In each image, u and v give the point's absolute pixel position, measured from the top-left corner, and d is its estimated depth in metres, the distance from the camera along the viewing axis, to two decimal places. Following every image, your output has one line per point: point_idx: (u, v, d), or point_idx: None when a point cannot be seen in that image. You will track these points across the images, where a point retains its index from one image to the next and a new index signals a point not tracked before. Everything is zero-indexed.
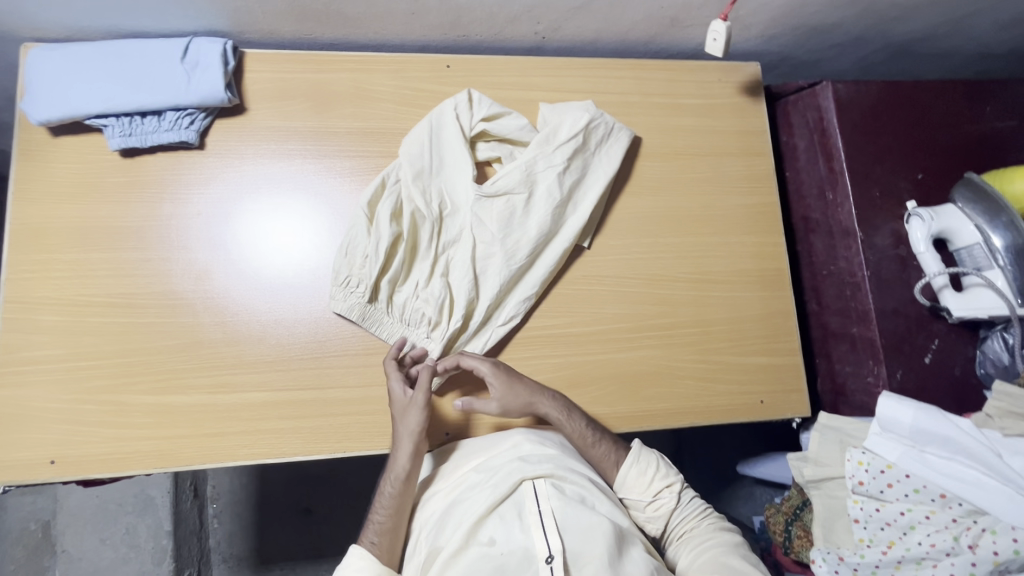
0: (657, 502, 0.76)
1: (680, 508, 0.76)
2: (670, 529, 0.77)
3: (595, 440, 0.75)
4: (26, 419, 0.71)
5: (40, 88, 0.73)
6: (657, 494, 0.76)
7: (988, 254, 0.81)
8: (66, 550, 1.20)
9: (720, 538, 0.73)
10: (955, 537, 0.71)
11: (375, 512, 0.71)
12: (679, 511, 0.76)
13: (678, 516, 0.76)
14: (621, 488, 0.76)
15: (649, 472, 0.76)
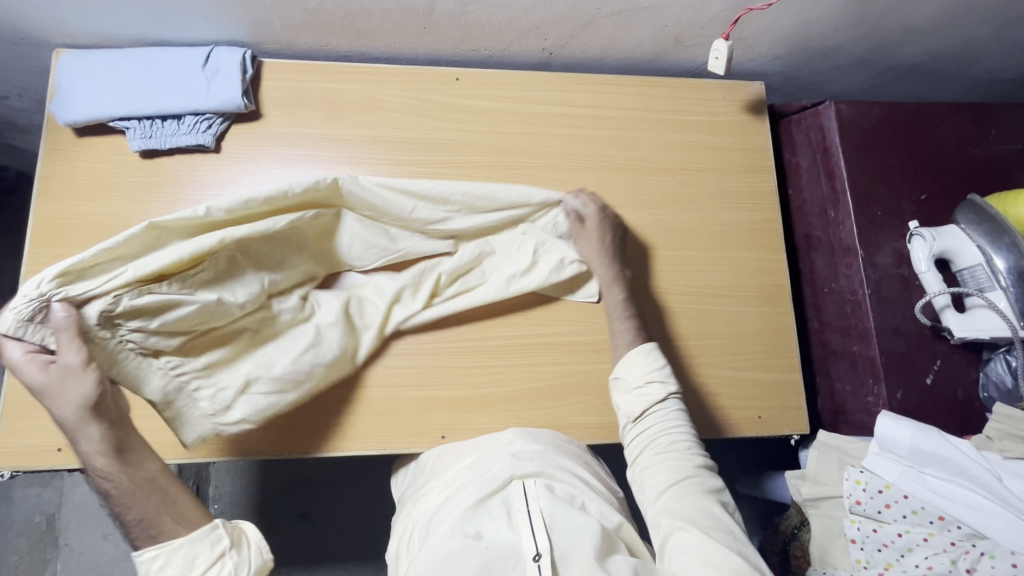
0: (646, 390, 0.73)
1: (665, 409, 0.73)
2: (642, 423, 0.73)
3: (622, 313, 0.80)
4: (36, 407, 0.74)
5: (69, 91, 0.78)
6: (648, 383, 0.74)
7: (990, 275, 0.80)
8: (69, 543, 1.22)
9: (698, 481, 0.68)
10: (954, 560, 0.69)
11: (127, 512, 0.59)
12: (661, 412, 0.73)
13: (658, 420, 0.72)
14: (618, 368, 0.76)
15: (652, 364, 0.75)
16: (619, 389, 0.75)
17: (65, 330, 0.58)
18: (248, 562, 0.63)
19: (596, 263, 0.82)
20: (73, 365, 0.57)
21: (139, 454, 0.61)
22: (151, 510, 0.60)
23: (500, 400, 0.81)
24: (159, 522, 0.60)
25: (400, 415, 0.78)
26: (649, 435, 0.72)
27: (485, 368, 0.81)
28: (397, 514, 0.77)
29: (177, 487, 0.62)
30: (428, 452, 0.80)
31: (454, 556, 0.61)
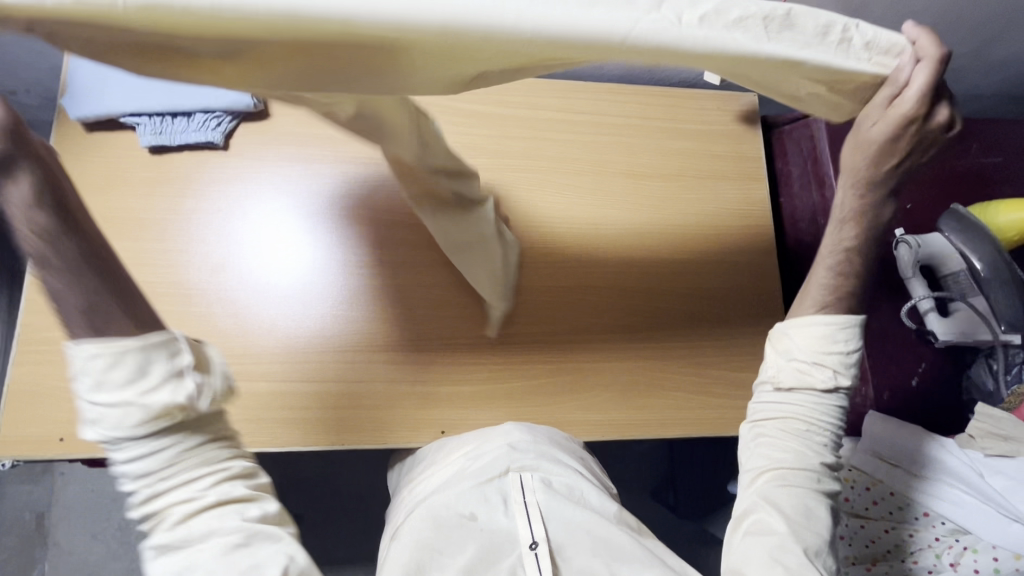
0: (809, 369, 0.66)
1: (819, 399, 0.66)
2: (788, 392, 0.67)
3: (839, 260, 0.67)
4: (39, 397, 0.74)
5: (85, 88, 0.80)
6: (817, 363, 0.65)
7: (973, 282, 0.84)
8: (58, 542, 1.21)
9: (811, 469, 0.64)
10: (937, 555, 0.73)
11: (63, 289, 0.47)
12: (813, 397, 0.66)
13: (808, 397, 0.66)
14: (790, 326, 0.68)
15: (833, 344, 0.66)
16: (783, 344, 0.68)
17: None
18: (213, 396, 0.52)
19: (857, 183, 0.63)
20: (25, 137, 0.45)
21: (84, 227, 0.49)
22: (75, 285, 0.47)
23: (499, 396, 0.82)
24: (87, 306, 0.48)
25: (403, 408, 0.80)
26: (789, 409, 0.67)
27: (483, 365, 0.83)
28: (393, 501, 0.78)
29: (123, 291, 0.50)
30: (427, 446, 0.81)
31: (448, 533, 0.63)
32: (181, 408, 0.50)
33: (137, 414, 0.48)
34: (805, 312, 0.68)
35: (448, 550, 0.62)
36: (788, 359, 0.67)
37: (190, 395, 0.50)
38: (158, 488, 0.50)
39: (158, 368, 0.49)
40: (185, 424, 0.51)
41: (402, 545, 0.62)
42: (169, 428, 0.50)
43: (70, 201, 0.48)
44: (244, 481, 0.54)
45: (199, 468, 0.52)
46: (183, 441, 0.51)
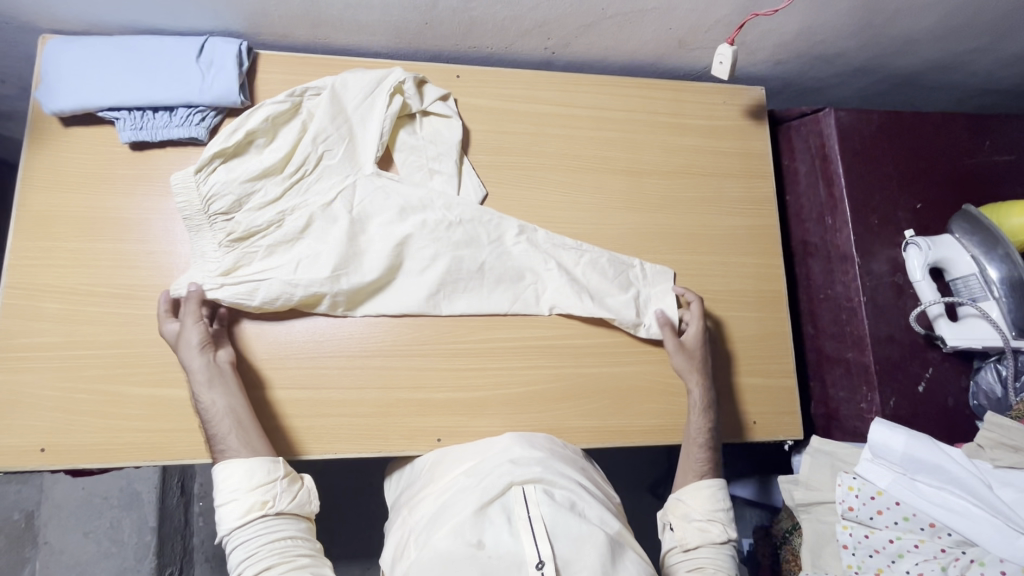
0: (706, 526, 0.77)
1: (719, 549, 0.76)
2: (695, 551, 0.76)
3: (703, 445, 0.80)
4: (17, 405, 0.71)
5: (57, 78, 0.75)
6: (710, 520, 0.78)
7: (983, 285, 0.81)
8: (48, 542, 1.19)
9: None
10: (944, 567, 0.71)
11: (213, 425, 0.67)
12: (716, 549, 0.76)
13: (713, 556, 0.76)
14: (683, 494, 0.79)
15: (717, 502, 0.79)
16: (678, 510, 0.79)
17: (191, 300, 0.70)
18: (293, 497, 0.67)
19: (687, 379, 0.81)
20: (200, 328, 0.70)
21: (227, 378, 0.69)
22: (228, 427, 0.67)
23: (496, 403, 0.80)
24: (230, 438, 0.67)
25: (396, 417, 0.77)
26: (698, 569, 0.75)
27: (480, 371, 0.80)
28: (392, 520, 0.76)
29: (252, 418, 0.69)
30: (423, 456, 0.79)
31: (453, 560, 0.61)
32: (267, 504, 0.65)
33: (238, 507, 0.64)
34: (690, 479, 0.80)
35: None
36: (687, 522, 0.78)
37: (274, 495, 0.66)
38: (247, 570, 0.63)
39: (249, 475, 0.65)
40: (270, 516, 0.65)
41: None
42: (258, 521, 0.65)
43: (219, 363, 0.70)
44: (313, 567, 0.65)
45: (278, 554, 0.64)
46: (270, 531, 0.64)
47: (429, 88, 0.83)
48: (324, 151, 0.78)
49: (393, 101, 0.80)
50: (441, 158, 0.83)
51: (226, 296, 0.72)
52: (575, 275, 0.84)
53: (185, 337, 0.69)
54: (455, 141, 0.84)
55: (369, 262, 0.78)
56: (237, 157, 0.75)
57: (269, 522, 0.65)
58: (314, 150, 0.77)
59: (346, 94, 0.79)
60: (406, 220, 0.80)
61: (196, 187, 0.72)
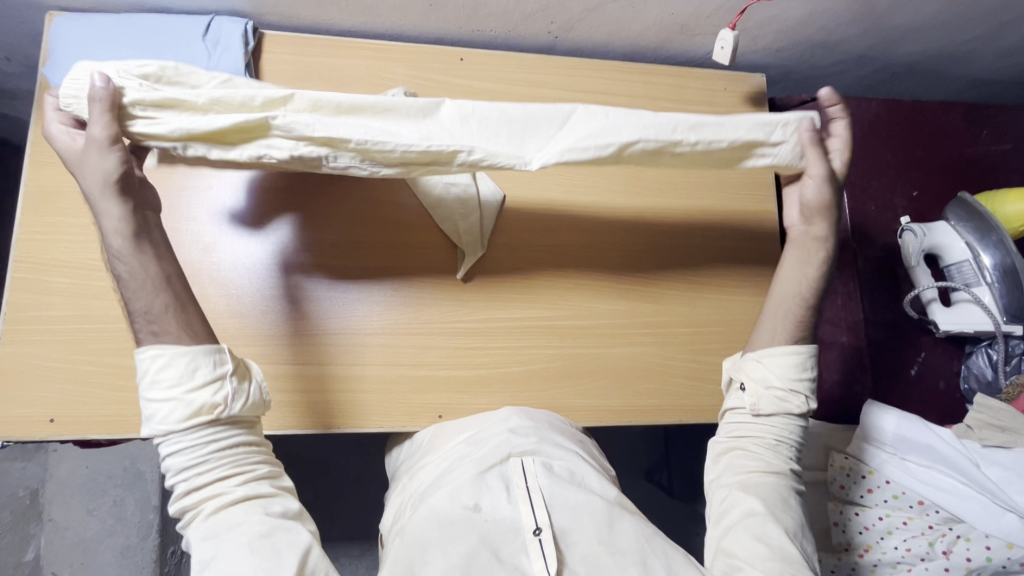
0: (784, 397, 0.69)
1: (791, 419, 0.70)
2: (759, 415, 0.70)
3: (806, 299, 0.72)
4: (27, 377, 0.72)
5: (64, 54, 0.75)
6: (790, 391, 0.69)
7: (976, 271, 0.83)
8: (53, 518, 1.21)
9: (777, 489, 0.66)
10: (931, 542, 0.73)
11: (134, 299, 0.57)
12: (789, 420, 0.70)
13: (781, 424, 0.70)
14: (766, 354, 0.71)
15: (802, 372, 0.70)
16: (758, 371, 0.71)
17: (100, 102, 0.56)
18: (246, 398, 0.59)
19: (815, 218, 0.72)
20: (101, 138, 0.56)
21: (152, 238, 0.59)
22: (161, 304, 0.57)
23: (497, 380, 0.81)
24: (165, 321, 0.57)
25: (400, 392, 0.79)
26: (755, 437, 0.70)
27: (482, 349, 0.82)
28: (393, 487, 0.78)
29: (189, 293, 0.60)
30: (423, 431, 0.80)
31: (451, 523, 0.62)
32: (217, 409, 0.57)
33: (183, 410, 0.55)
34: (780, 341, 0.71)
35: (451, 544, 0.61)
36: (766, 387, 0.71)
37: (226, 397, 0.57)
38: (193, 480, 0.56)
39: (196, 372, 0.56)
40: (219, 422, 0.57)
41: (412, 542, 0.61)
42: (206, 427, 0.56)
43: (143, 217, 0.59)
44: (269, 478, 0.60)
45: (231, 463, 0.57)
46: (219, 437, 0.57)
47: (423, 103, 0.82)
48: None
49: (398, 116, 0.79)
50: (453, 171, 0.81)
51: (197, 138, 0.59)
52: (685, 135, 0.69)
53: (91, 162, 0.57)
54: None
55: (371, 126, 0.63)
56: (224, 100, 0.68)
57: (219, 426, 0.57)
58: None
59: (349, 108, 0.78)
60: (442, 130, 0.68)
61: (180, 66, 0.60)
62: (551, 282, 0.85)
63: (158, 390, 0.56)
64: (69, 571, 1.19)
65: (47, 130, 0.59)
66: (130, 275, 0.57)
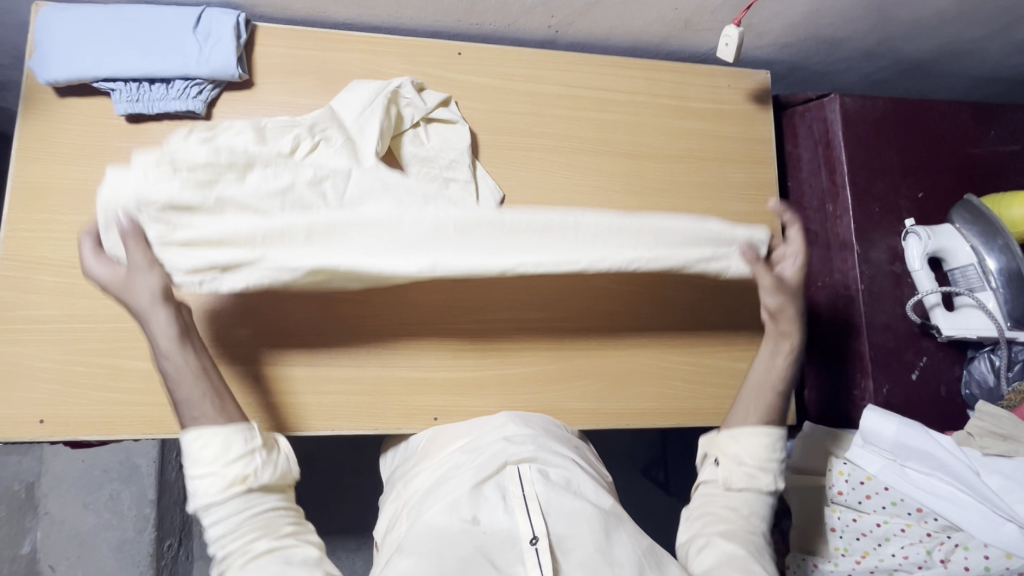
0: (754, 475, 0.69)
1: (762, 498, 0.69)
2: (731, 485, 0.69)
3: (772, 385, 0.72)
4: (17, 377, 0.71)
5: (52, 47, 0.73)
6: (760, 470, 0.69)
7: (981, 275, 0.81)
8: (49, 512, 1.21)
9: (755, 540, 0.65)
10: (928, 550, 0.72)
11: (178, 390, 0.59)
12: (760, 498, 0.68)
13: (751, 501, 0.68)
14: (738, 431, 0.70)
15: (773, 452, 0.70)
16: (728, 447, 0.71)
17: (130, 236, 0.59)
18: (275, 468, 0.60)
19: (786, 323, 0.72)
20: (139, 263, 0.59)
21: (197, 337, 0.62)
22: (201, 394, 0.59)
23: (493, 383, 0.80)
24: (205, 406, 0.59)
25: (395, 395, 0.78)
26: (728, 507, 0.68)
27: (478, 351, 0.80)
28: (388, 493, 0.77)
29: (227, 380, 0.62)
30: (419, 434, 0.80)
31: (448, 534, 0.61)
32: (248, 478, 0.57)
33: (218, 482, 0.56)
34: (751, 422, 0.71)
35: (446, 551, 0.59)
36: (737, 463, 0.70)
37: (255, 468, 0.58)
38: (228, 546, 0.56)
39: (229, 446, 0.57)
40: (252, 491, 0.58)
41: (407, 549, 0.60)
42: (239, 497, 0.57)
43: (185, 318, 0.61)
44: (297, 534, 0.59)
45: (260, 527, 0.57)
46: (253, 506, 0.57)
47: (430, 94, 0.82)
48: (321, 141, 0.71)
49: (399, 112, 0.78)
50: (454, 165, 0.79)
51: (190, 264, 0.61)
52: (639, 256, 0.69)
53: (132, 283, 0.59)
54: (464, 147, 0.81)
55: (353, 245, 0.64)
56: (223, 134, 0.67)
57: (250, 496, 0.58)
58: (308, 134, 0.70)
59: (344, 110, 0.76)
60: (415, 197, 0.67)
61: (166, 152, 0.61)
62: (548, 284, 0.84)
63: (196, 468, 0.58)
64: (66, 564, 1.19)
65: (89, 268, 0.61)
66: (177, 370, 0.59)
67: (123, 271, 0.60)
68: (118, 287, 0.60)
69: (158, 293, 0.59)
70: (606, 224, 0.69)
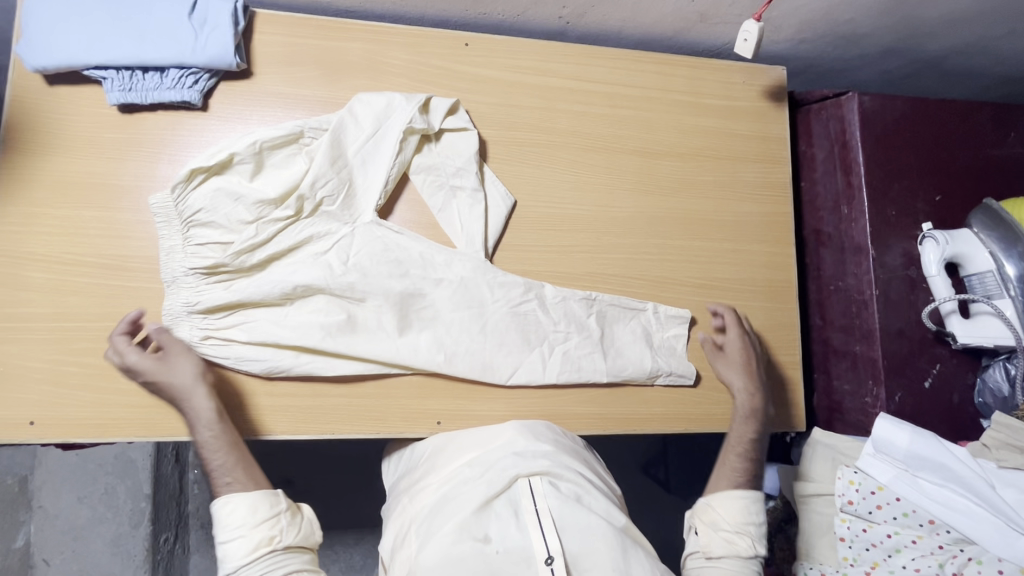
0: (733, 538, 0.74)
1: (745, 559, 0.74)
2: (714, 554, 0.74)
3: (741, 452, 0.79)
4: (5, 377, 0.69)
5: (40, 32, 0.70)
6: (739, 531, 0.74)
7: (999, 283, 0.79)
8: (43, 506, 1.19)
9: None
10: (941, 563, 0.71)
11: (212, 460, 0.66)
12: (744, 560, 0.74)
13: (736, 568, 0.73)
14: (714, 500, 0.77)
15: (750, 515, 0.75)
16: (706, 519, 0.76)
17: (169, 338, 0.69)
18: (299, 530, 0.66)
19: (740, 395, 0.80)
20: (179, 352, 0.68)
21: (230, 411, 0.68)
22: (233, 462, 0.66)
23: (498, 387, 0.78)
24: (236, 472, 0.66)
25: (398, 399, 0.76)
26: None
27: None
28: (392, 506, 0.75)
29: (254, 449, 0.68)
30: (423, 440, 0.78)
31: (462, 558, 0.60)
32: (274, 539, 0.64)
33: (246, 545, 0.63)
34: (723, 486, 0.77)
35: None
36: (715, 530, 0.75)
37: (280, 529, 0.65)
38: None
39: (253, 509, 0.64)
40: (277, 552, 0.64)
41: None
42: (266, 557, 0.63)
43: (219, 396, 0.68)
44: None
45: None
46: (278, 567, 0.63)
47: (437, 104, 0.79)
48: (325, 198, 0.74)
49: (407, 141, 0.77)
50: (461, 173, 0.79)
51: (211, 351, 0.70)
52: (609, 355, 0.81)
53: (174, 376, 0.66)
54: (472, 152, 0.80)
55: (365, 345, 0.74)
56: (222, 176, 0.71)
57: (276, 557, 0.64)
58: (312, 193, 0.73)
59: (349, 137, 0.75)
60: (417, 296, 0.76)
61: (175, 208, 0.69)
62: (554, 285, 0.82)
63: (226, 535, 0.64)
64: (61, 559, 1.17)
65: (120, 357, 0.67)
66: (213, 441, 0.66)
67: (163, 360, 0.67)
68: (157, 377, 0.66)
69: (197, 376, 0.67)
70: (578, 315, 0.81)
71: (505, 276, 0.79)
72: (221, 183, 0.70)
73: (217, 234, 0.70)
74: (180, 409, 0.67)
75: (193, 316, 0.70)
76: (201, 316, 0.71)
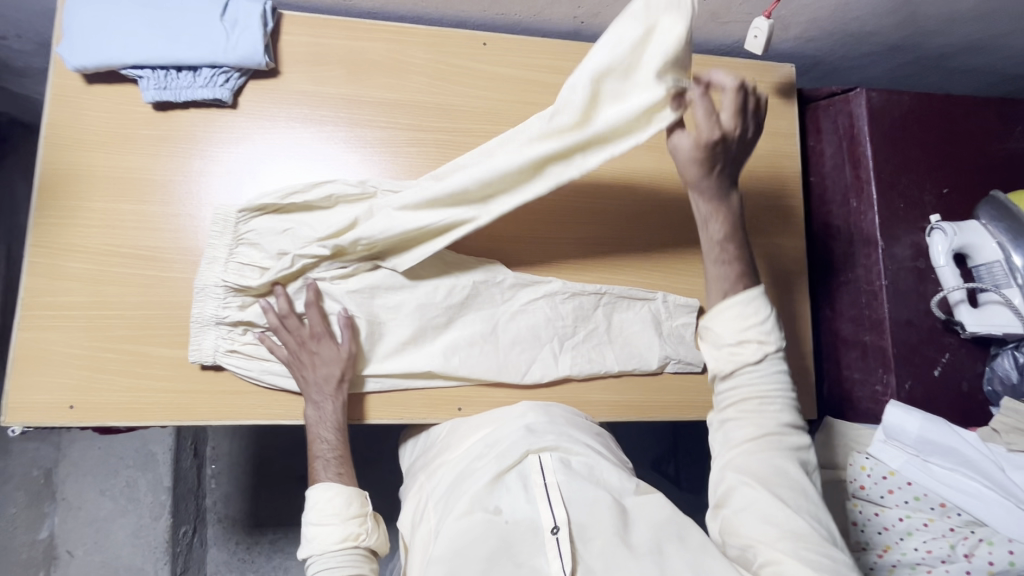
0: (740, 347, 0.63)
1: (763, 365, 0.63)
2: (730, 374, 0.64)
3: (722, 254, 0.67)
4: (45, 362, 0.72)
5: (81, 33, 0.73)
6: (743, 340, 0.63)
7: (1008, 272, 0.81)
8: (66, 498, 1.22)
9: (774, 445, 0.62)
10: (952, 545, 0.73)
11: (325, 450, 0.72)
12: (760, 367, 0.63)
13: (755, 377, 0.63)
14: (709, 318, 0.65)
15: (753, 317, 0.64)
16: (707, 344, 0.66)
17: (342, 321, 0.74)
18: (376, 535, 0.72)
19: (697, 185, 0.68)
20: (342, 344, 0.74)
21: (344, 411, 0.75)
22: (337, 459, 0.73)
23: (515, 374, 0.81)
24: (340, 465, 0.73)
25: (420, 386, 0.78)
26: (741, 399, 0.63)
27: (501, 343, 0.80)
28: (409, 485, 0.79)
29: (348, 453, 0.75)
30: (442, 424, 0.80)
31: (474, 530, 0.62)
32: (360, 537, 0.70)
33: (337, 534, 0.69)
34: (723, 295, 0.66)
35: (468, 550, 0.61)
36: (718, 347, 0.65)
37: (365, 529, 0.71)
38: None
39: (350, 504, 0.70)
40: (358, 550, 0.70)
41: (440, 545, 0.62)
42: (348, 552, 0.69)
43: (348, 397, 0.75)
44: None
45: None
46: (354, 565, 0.69)
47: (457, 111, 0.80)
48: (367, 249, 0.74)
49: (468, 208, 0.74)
50: None
51: (236, 360, 0.74)
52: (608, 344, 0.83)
53: (321, 361, 0.73)
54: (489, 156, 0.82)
55: (390, 363, 0.77)
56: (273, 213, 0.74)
57: (355, 555, 0.69)
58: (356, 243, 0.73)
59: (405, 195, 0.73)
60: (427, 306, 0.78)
61: (232, 224, 0.73)
62: (568, 276, 0.84)
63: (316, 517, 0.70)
64: (84, 549, 1.21)
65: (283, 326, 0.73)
66: (337, 435, 0.73)
67: (331, 348, 0.73)
68: (324, 359, 0.73)
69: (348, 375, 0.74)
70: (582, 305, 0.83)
71: (511, 286, 0.81)
72: (274, 215, 0.74)
73: (259, 256, 0.74)
74: (316, 392, 0.73)
75: (220, 326, 0.74)
76: (228, 327, 0.74)
